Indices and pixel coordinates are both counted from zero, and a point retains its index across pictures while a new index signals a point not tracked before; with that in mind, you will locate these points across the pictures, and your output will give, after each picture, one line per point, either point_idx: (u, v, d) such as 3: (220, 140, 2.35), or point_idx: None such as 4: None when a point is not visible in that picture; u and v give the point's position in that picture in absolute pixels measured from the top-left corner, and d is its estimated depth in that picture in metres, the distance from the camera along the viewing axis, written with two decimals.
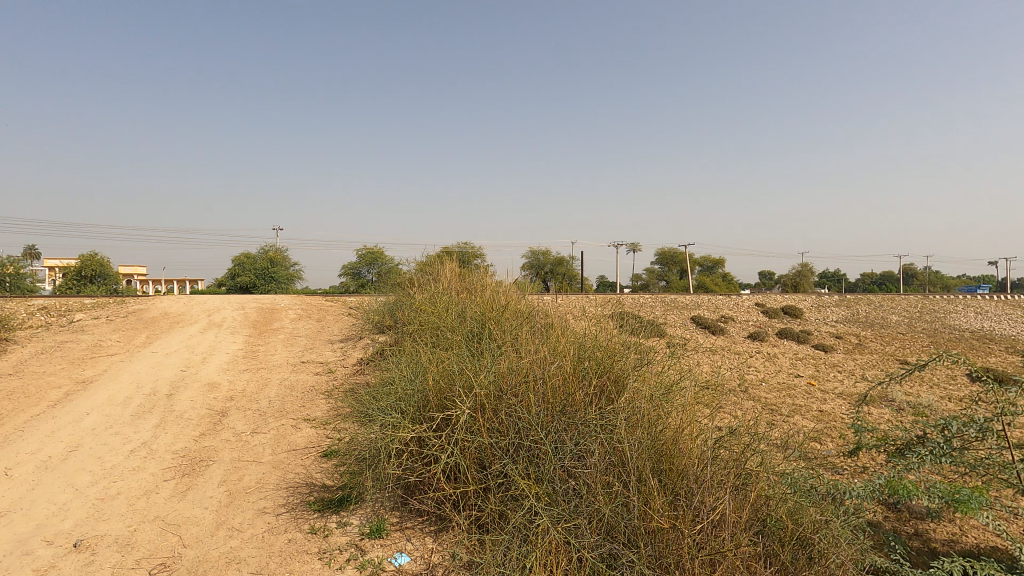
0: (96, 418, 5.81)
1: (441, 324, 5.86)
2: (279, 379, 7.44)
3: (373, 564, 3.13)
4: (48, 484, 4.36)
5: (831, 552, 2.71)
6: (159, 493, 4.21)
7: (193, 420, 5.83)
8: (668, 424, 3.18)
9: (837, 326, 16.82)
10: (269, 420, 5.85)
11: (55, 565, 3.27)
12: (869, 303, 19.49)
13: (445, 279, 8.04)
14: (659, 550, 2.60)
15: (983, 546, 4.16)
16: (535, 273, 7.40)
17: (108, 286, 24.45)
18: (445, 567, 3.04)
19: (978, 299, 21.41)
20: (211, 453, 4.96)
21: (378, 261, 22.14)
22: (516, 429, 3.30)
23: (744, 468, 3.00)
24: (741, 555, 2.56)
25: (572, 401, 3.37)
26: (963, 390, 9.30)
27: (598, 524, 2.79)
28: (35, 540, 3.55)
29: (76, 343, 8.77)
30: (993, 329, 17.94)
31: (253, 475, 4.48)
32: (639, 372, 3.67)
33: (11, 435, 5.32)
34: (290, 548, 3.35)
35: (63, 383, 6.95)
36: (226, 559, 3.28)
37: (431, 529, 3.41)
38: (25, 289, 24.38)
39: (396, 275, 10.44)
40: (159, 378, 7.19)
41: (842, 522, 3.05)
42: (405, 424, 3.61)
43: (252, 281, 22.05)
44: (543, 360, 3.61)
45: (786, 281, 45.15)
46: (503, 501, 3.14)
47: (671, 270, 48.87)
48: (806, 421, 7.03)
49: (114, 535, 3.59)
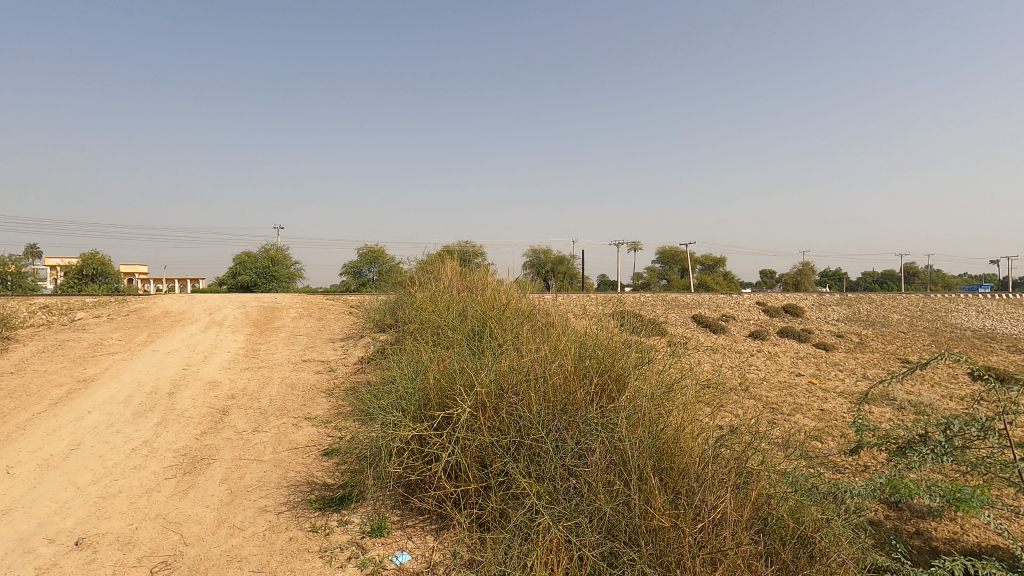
0: (97, 416, 5.81)
1: (442, 322, 5.84)
2: (280, 377, 7.44)
3: (373, 562, 3.13)
4: (49, 482, 4.37)
5: (833, 551, 2.70)
6: (160, 491, 4.21)
7: (194, 419, 5.83)
8: (669, 423, 3.18)
9: (837, 325, 16.83)
10: (270, 419, 5.85)
11: (56, 564, 3.28)
12: (870, 302, 19.49)
13: (446, 277, 8.05)
14: (660, 549, 2.60)
15: (985, 545, 4.16)
16: (536, 271, 7.38)
17: (110, 285, 24.51)
18: (446, 566, 3.03)
19: (980, 298, 21.34)
20: (213, 452, 4.96)
21: (379, 260, 22.18)
22: (516, 428, 3.30)
23: (745, 467, 3.00)
24: (742, 554, 2.55)
25: (573, 400, 3.37)
26: (964, 388, 9.29)
27: (599, 523, 2.79)
28: (37, 538, 3.56)
29: (78, 342, 8.78)
30: (994, 327, 17.93)
31: (254, 473, 4.48)
32: (639, 371, 3.67)
33: (13, 434, 5.32)
34: (291, 547, 3.35)
35: (64, 381, 6.95)
36: (227, 558, 3.28)
37: (431, 528, 3.41)
38: (26, 289, 24.39)
39: (396, 274, 10.42)
40: (160, 376, 7.20)
41: (843, 521, 3.04)
42: (406, 423, 3.61)
43: (253, 280, 22.11)
44: (544, 359, 3.60)
45: (789, 280, 44.36)
46: (504, 499, 3.14)
47: (671, 269, 49.39)
48: (807, 420, 7.01)
49: (115, 533, 3.60)
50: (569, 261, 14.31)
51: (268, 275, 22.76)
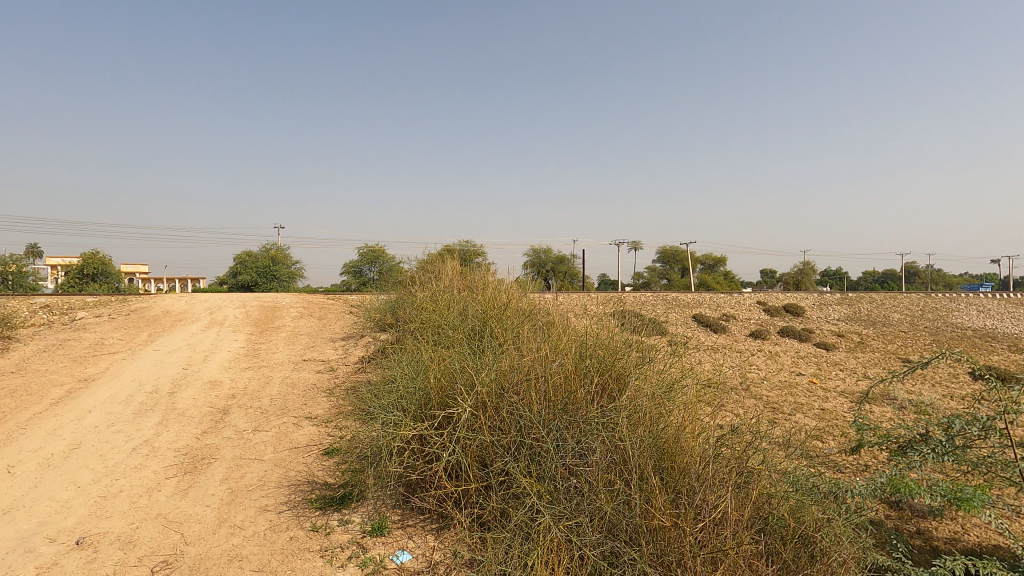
0: (98, 415, 5.82)
1: (443, 322, 5.85)
2: (280, 376, 7.45)
3: (374, 562, 3.13)
4: (50, 481, 4.38)
5: (834, 550, 2.70)
6: (161, 490, 4.22)
7: (195, 418, 5.84)
8: (670, 422, 3.17)
9: (838, 324, 16.84)
10: (270, 418, 5.86)
11: (57, 563, 3.28)
12: (871, 301, 19.48)
13: (446, 277, 8.06)
14: (661, 549, 2.59)
15: (986, 544, 4.16)
16: (536, 271, 7.38)
17: (110, 284, 24.55)
18: (447, 566, 3.03)
19: (981, 298, 21.31)
20: (213, 451, 4.96)
21: (380, 259, 22.18)
22: (517, 427, 3.30)
23: (746, 467, 2.99)
24: (743, 553, 2.55)
25: (574, 399, 3.36)
26: (965, 387, 9.28)
27: (599, 522, 2.79)
28: (38, 537, 3.56)
29: (79, 341, 8.79)
30: (994, 327, 17.93)
31: (255, 473, 4.49)
32: (640, 370, 3.66)
33: (14, 433, 5.33)
34: (292, 546, 3.35)
35: (65, 381, 6.96)
36: (227, 557, 3.28)
37: (432, 527, 3.42)
38: (27, 288, 24.45)
39: (396, 273, 10.42)
40: (161, 376, 7.21)
41: (844, 520, 3.04)
42: (406, 422, 3.61)
43: (254, 279, 22.13)
44: (544, 358, 3.60)
45: (789, 279, 44.29)
46: (505, 499, 3.14)
47: (671, 268, 49.36)
48: (807, 419, 7.01)
49: (116, 532, 3.60)
50: (569, 261, 14.32)
51: (268, 274, 22.78)
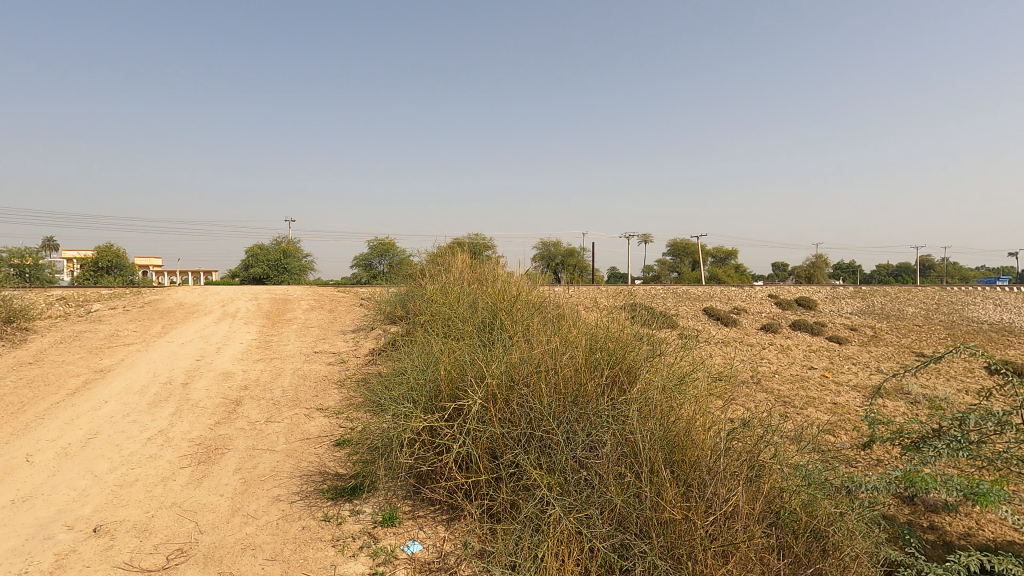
0: (113, 406, 5.90)
1: (453, 314, 5.85)
2: (292, 369, 7.49)
3: (385, 551, 3.16)
4: (69, 470, 4.46)
5: (846, 545, 2.67)
6: (175, 479, 4.28)
7: (208, 409, 5.90)
8: (681, 415, 3.15)
9: (852, 317, 16.67)
10: (283, 409, 5.90)
11: (75, 550, 3.34)
12: (885, 295, 19.23)
13: (456, 270, 8.04)
14: (671, 541, 2.60)
15: (1000, 540, 4.12)
16: (546, 264, 7.32)
17: (125, 278, 24.94)
18: (458, 557, 3.06)
19: (999, 291, 20.86)
20: (226, 442, 5.02)
21: (390, 252, 22.12)
22: (527, 420, 3.29)
23: (758, 460, 2.97)
24: (754, 546, 2.52)
25: (584, 392, 3.35)
26: (982, 381, 9.18)
27: (610, 514, 2.79)
28: (56, 525, 3.63)
29: (94, 333, 8.91)
30: (1011, 321, 17.60)
31: (268, 463, 4.54)
32: (651, 363, 3.64)
33: (32, 422, 5.44)
34: (304, 535, 3.39)
35: (81, 371, 7.08)
36: (241, 546, 3.33)
37: (443, 518, 3.44)
38: (44, 281, 24.64)
39: (407, 267, 10.46)
40: (175, 367, 7.28)
41: (856, 514, 2.99)
42: (416, 414, 3.63)
43: (266, 272, 22.41)
44: (554, 351, 3.56)
45: (801, 274, 43.78)
46: (514, 491, 3.16)
47: (681, 261, 49.12)
48: (819, 414, 6.96)
49: (133, 520, 3.66)
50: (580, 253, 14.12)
51: (280, 267, 23.02)
